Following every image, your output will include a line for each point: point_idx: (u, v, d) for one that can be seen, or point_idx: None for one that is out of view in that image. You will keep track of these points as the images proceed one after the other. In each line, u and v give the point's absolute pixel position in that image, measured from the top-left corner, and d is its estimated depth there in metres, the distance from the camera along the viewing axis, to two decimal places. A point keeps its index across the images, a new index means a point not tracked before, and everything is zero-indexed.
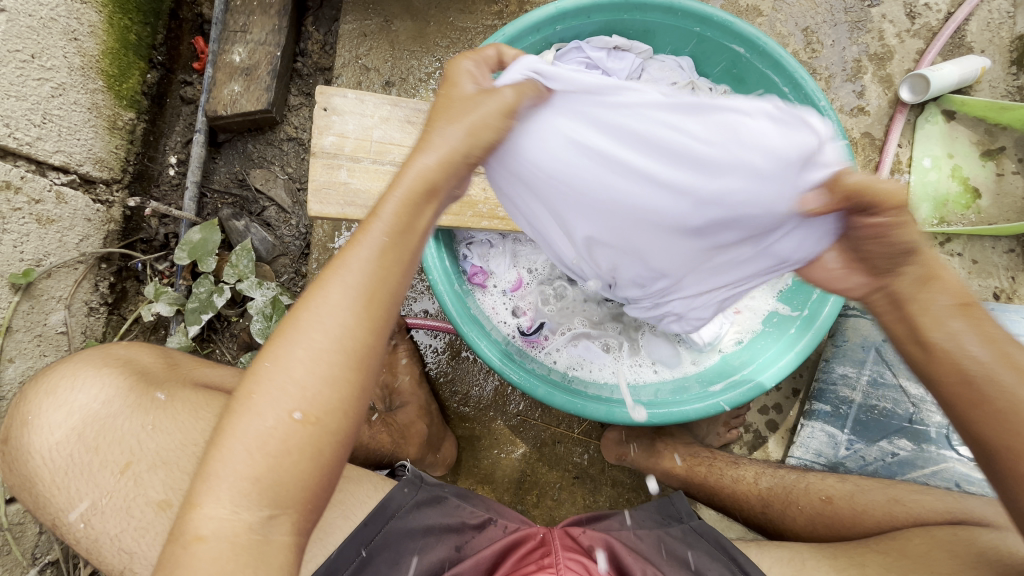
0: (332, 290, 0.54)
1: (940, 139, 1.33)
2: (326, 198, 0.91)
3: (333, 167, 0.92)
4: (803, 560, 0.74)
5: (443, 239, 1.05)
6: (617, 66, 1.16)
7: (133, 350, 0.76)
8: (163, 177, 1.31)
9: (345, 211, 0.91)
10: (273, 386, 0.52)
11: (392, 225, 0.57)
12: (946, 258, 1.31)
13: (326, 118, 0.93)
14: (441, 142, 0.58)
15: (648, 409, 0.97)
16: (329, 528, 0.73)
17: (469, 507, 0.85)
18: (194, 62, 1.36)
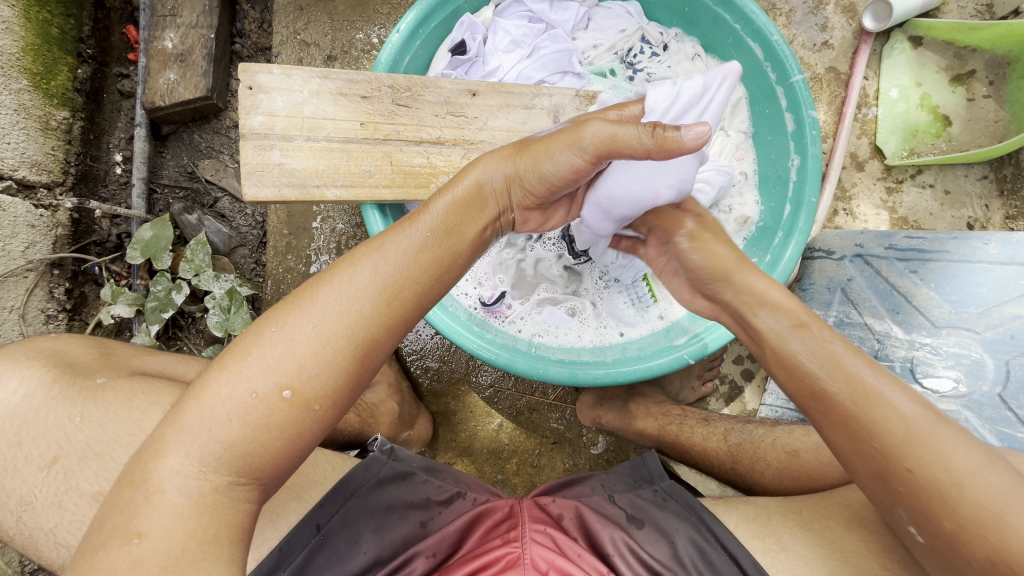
0: (366, 266, 0.60)
1: (907, 68, 1.28)
2: (261, 180, 0.88)
3: (265, 148, 0.89)
4: (769, 517, 0.74)
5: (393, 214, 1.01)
6: (560, 18, 1.11)
7: (60, 343, 0.80)
8: (110, 176, 1.27)
9: (282, 193, 0.88)
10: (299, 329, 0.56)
11: (437, 224, 0.65)
12: (918, 190, 1.27)
13: (252, 97, 0.89)
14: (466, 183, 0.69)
15: (612, 368, 0.95)
16: (282, 509, 0.74)
17: (437, 481, 0.86)
18: (128, 53, 1.31)
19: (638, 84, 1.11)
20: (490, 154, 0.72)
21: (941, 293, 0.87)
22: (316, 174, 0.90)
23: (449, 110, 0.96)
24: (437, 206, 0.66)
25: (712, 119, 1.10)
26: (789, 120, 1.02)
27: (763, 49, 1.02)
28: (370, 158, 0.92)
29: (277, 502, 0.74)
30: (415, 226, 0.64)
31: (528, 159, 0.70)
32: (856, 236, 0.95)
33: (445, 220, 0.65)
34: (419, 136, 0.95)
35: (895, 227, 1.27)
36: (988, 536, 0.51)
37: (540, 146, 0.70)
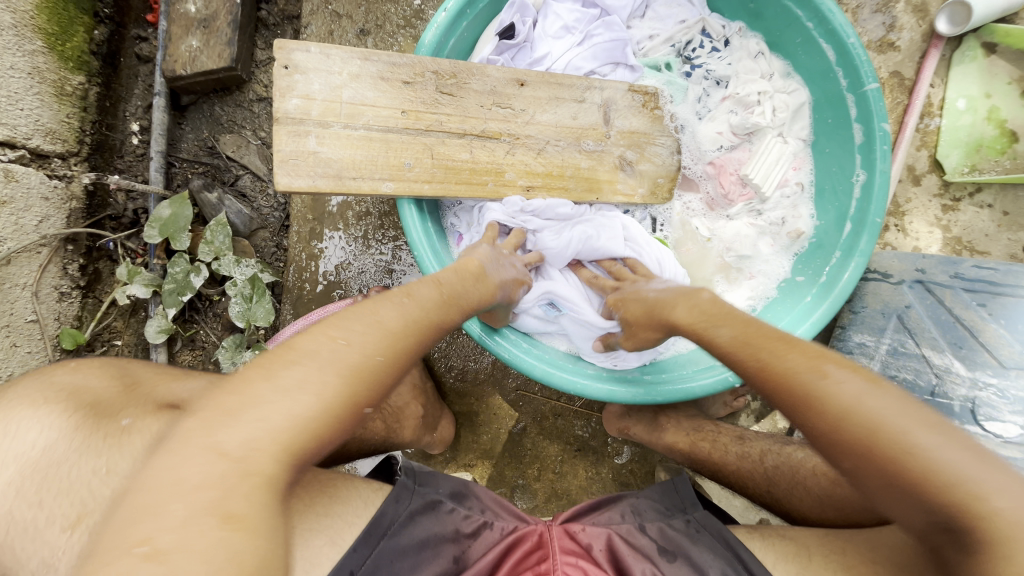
0: (326, 357, 0.58)
1: (977, 77, 1.19)
2: (295, 169, 0.82)
3: (300, 134, 0.82)
4: (810, 556, 0.68)
5: (429, 225, 0.96)
6: (617, 4, 1.07)
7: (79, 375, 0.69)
8: (126, 147, 1.21)
9: (316, 183, 0.82)
10: (240, 439, 0.51)
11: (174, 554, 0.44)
12: (975, 210, 1.20)
13: (287, 77, 0.82)
14: (204, 479, 0.48)
15: (650, 387, 0.92)
16: (317, 558, 0.62)
17: (464, 510, 0.79)
18: (146, 15, 1.23)
19: (694, 81, 1.09)
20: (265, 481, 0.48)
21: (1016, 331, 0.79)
22: (353, 165, 0.84)
23: (495, 100, 0.94)
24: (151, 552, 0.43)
25: (772, 125, 1.04)
26: (856, 132, 0.95)
27: (836, 51, 0.95)
28: (409, 150, 0.88)
29: (311, 550, 0.62)
30: (352, 325, 0.62)
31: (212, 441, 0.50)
32: (917, 261, 0.94)
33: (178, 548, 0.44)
34: (463, 127, 0.92)
35: (948, 247, 1.21)
36: (879, 438, 0.52)
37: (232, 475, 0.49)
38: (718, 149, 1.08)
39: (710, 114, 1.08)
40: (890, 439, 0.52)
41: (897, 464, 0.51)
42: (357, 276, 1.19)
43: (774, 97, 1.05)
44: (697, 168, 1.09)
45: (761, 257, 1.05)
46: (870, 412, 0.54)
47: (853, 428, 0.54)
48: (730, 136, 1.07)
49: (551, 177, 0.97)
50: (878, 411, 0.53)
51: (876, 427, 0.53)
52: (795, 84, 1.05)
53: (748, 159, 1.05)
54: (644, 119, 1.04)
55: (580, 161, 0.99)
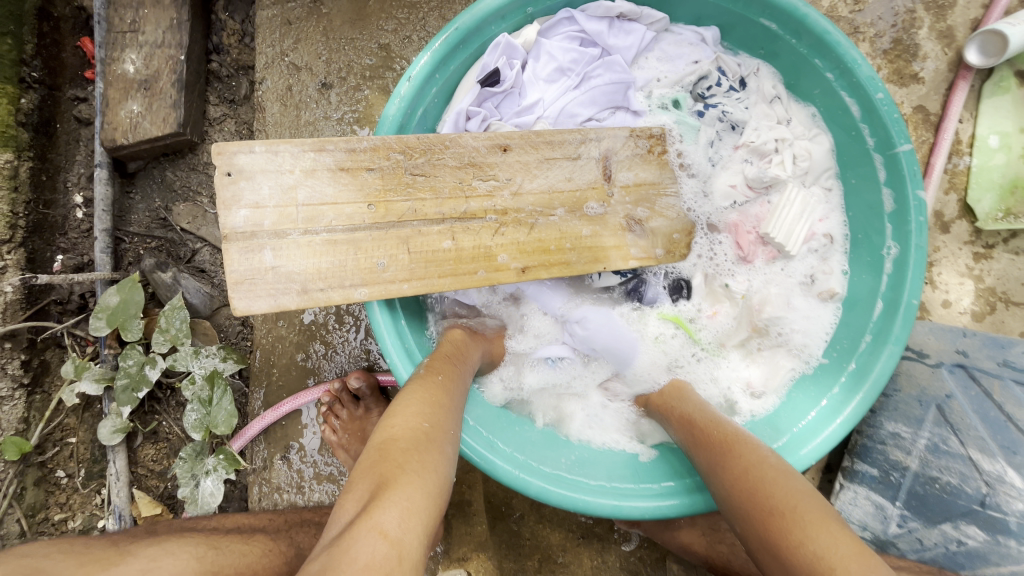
0: (429, 439, 0.64)
1: (1012, 110, 1.06)
2: (253, 291, 0.71)
3: (254, 250, 0.71)
4: None
5: (403, 320, 0.86)
6: (621, 43, 0.95)
7: None
8: (70, 222, 1.09)
9: (281, 302, 0.72)
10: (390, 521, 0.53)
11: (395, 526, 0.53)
12: (1010, 257, 1.09)
13: (232, 186, 0.70)
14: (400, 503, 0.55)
15: (661, 499, 0.81)
16: None
17: None
18: (84, 72, 1.10)
19: (708, 122, 0.96)
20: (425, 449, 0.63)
21: None
22: (318, 275, 0.73)
23: (474, 172, 0.82)
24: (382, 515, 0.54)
25: (791, 178, 0.91)
26: (886, 199, 0.84)
27: (861, 106, 0.83)
28: (383, 247, 0.76)
29: None
30: (418, 400, 0.69)
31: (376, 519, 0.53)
32: (957, 341, 0.84)
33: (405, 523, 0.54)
34: (441, 211, 0.80)
35: (981, 299, 1.10)
36: (787, 512, 0.59)
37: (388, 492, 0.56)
38: (733, 204, 0.95)
39: (724, 163, 0.96)
40: (772, 499, 0.61)
41: (784, 530, 0.58)
42: (331, 358, 1.08)
43: (794, 145, 0.92)
44: (709, 225, 0.96)
45: (798, 316, 0.92)
46: (757, 463, 0.65)
47: (758, 493, 0.62)
48: (746, 189, 0.94)
49: (549, 253, 0.86)
50: (774, 475, 0.63)
51: (767, 486, 0.62)
52: (819, 127, 0.92)
53: (768, 215, 0.92)
54: (653, 167, 0.92)
55: (579, 229, 0.87)
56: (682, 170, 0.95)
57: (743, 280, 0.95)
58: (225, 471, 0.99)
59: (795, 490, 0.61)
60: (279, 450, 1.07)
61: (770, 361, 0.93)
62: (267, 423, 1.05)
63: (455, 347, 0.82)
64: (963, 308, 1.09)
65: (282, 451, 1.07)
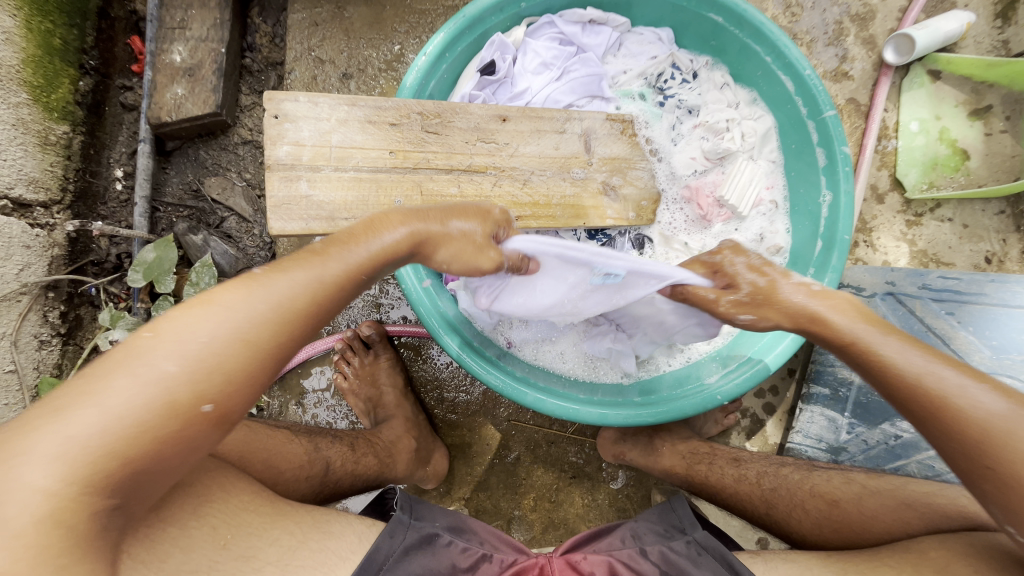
0: (239, 311, 0.55)
1: (927, 101, 1.27)
2: (288, 214, 0.84)
3: (292, 180, 0.85)
4: None
5: (415, 258, 0.96)
6: (593, 42, 1.13)
7: None
8: (110, 193, 1.21)
9: (310, 226, 0.84)
10: (112, 399, 0.48)
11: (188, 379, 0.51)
12: (937, 224, 1.27)
13: (278, 126, 0.84)
14: (193, 343, 0.52)
15: (642, 409, 0.92)
16: None
17: (462, 543, 0.77)
18: (132, 65, 1.25)
19: (668, 111, 1.14)
20: (287, 273, 0.60)
21: (982, 338, 0.84)
22: (345, 207, 0.86)
23: (479, 136, 0.97)
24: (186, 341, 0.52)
25: (742, 149, 1.08)
26: (820, 155, 1.01)
27: (794, 82, 1.02)
28: (399, 188, 0.90)
29: None
30: (289, 277, 0.59)
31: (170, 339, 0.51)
32: (886, 274, 0.96)
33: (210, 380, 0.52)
34: (449, 163, 0.95)
35: (915, 260, 1.26)
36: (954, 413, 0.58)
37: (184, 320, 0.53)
38: (693, 174, 1.11)
39: (685, 140, 1.13)
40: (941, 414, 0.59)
41: (979, 433, 0.57)
42: (345, 312, 1.19)
43: (743, 124, 1.10)
44: (673, 193, 1.12)
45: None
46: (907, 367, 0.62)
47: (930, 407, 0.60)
48: (704, 160, 1.10)
49: (538, 206, 1.00)
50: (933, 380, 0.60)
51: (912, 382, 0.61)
52: (761, 110, 1.11)
53: (723, 181, 1.07)
54: (625, 144, 1.08)
55: (565, 188, 1.02)
56: (653, 154, 1.11)
57: (698, 240, 1.11)
58: None
59: (961, 387, 0.59)
60: (294, 396, 1.17)
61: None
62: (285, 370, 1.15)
63: (463, 254, 0.71)
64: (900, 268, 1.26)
65: (298, 397, 1.17)
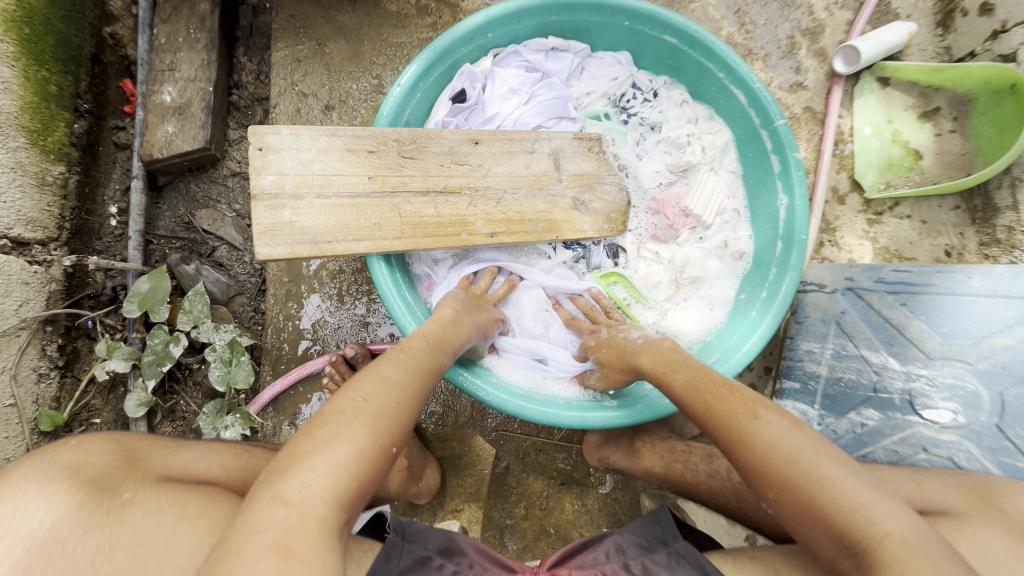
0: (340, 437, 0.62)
1: (878, 107, 1.35)
2: (273, 239, 0.89)
3: (276, 208, 0.90)
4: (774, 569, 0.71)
5: (399, 276, 1.03)
6: (556, 67, 1.21)
7: (81, 453, 0.66)
8: (105, 229, 1.28)
9: (294, 249, 0.90)
10: (322, 462, 0.59)
11: (332, 487, 0.58)
12: (897, 221, 1.33)
13: (262, 158, 0.90)
14: (332, 459, 0.60)
15: (619, 411, 0.97)
16: None
17: (453, 565, 0.79)
18: (124, 106, 1.33)
19: (632, 128, 1.22)
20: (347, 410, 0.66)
21: (932, 325, 0.88)
22: (328, 231, 0.91)
23: (454, 159, 1.04)
24: (322, 467, 0.59)
25: (703, 162, 1.16)
26: (775, 162, 1.07)
27: (746, 95, 1.09)
28: (378, 212, 0.95)
29: None
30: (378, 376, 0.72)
31: (308, 461, 0.59)
32: (845, 270, 1.02)
33: (345, 480, 0.59)
34: (425, 186, 1.01)
35: (878, 257, 1.33)
36: None
37: (304, 452, 0.60)
38: (659, 186, 1.19)
39: (649, 155, 1.20)
40: None
41: None
42: (333, 332, 1.23)
43: (703, 138, 1.18)
44: (641, 204, 1.19)
45: (713, 275, 1.13)
46: None
47: None
48: (668, 173, 1.18)
49: (512, 222, 1.06)
50: None
51: None
52: (718, 124, 1.18)
53: (687, 193, 1.16)
54: (593, 161, 1.15)
55: (538, 205, 1.08)
56: (621, 170, 1.19)
57: (669, 250, 1.15)
58: (242, 426, 1.09)
59: None
60: (287, 417, 1.20)
61: (696, 309, 1.13)
62: (278, 392, 1.19)
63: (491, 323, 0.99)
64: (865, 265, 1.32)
65: (291, 418, 1.20)
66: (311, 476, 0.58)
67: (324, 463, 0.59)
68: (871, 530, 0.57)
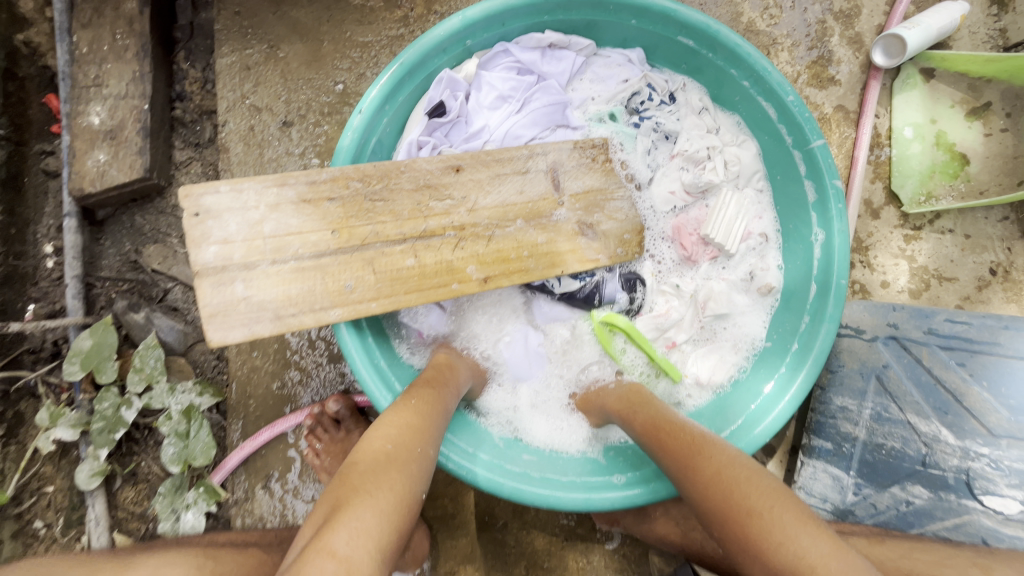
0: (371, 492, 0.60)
1: (921, 104, 1.18)
2: (226, 322, 0.74)
3: (225, 283, 0.75)
4: None
5: (370, 337, 0.89)
6: (554, 69, 1.02)
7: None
8: (41, 272, 1.13)
9: (255, 330, 0.75)
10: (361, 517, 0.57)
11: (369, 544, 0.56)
12: (938, 237, 1.18)
13: (199, 226, 0.74)
14: (361, 517, 0.57)
15: (629, 488, 0.85)
16: None
17: None
18: (51, 125, 1.15)
19: (644, 133, 1.03)
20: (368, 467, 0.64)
21: (997, 393, 0.79)
22: (288, 301, 0.77)
23: (433, 195, 0.87)
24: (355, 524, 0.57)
25: (726, 181, 1.00)
26: (809, 189, 0.93)
27: (777, 108, 0.93)
28: (349, 270, 0.81)
29: None
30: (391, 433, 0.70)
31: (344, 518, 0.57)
32: (888, 315, 0.87)
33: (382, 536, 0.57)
34: (402, 232, 0.85)
35: (915, 278, 1.18)
36: None
37: (348, 505, 0.59)
38: (673, 210, 1.03)
39: (662, 170, 1.03)
40: None
41: None
42: (306, 384, 1.10)
43: (725, 151, 1.01)
44: (654, 228, 1.03)
45: (738, 311, 0.99)
46: None
47: None
48: (684, 195, 1.01)
49: (508, 263, 0.90)
50: None
51: None
52: (744, 134, 1.02)
53: (706, 218, 0.99)
54: (597, 175, 0.98)
55: (536, 238, 0.92)
56: (630, 181, 1.02)
57: (690, 281, 1.01)
58: (206, 502, 1.03)
59: None
60: (260, 479, 1.08)
61: (718, 356, 0.98)
62: (246, 455, 1.07)
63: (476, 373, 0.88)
64: (900, 287, 1.18)
65: (264, 480, 1.08)
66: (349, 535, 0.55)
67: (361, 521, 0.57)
68: (794, 561, 0.57)
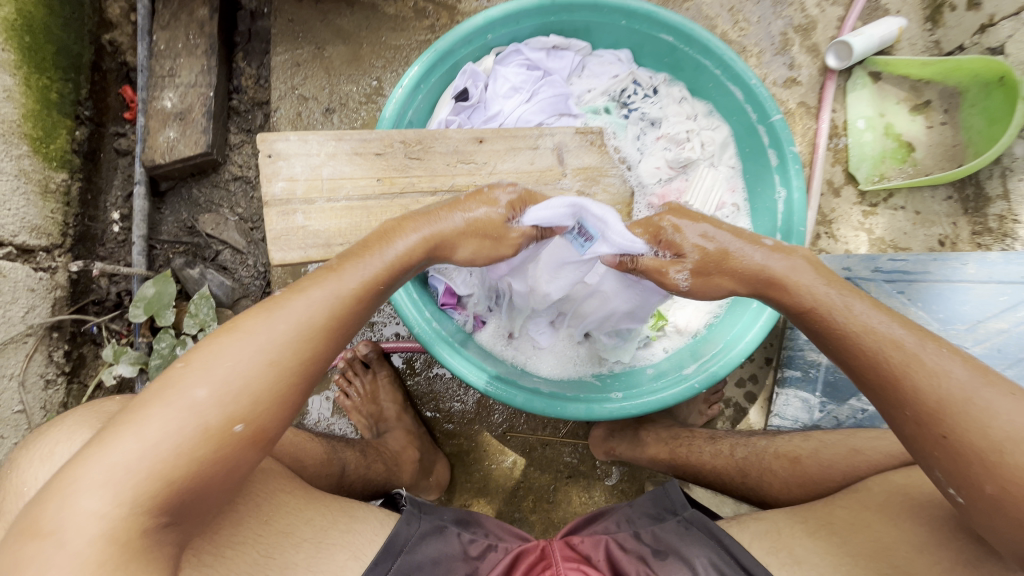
0: (260, 335, 0.60)
1: (870, 101, 1.38)
2: (286, 245, 0.91)
3: (289, 213, 0.91)
4: (780, 530, 0.73)
5: None
6: (558, 65, 1.22)
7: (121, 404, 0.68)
8: (107, 235, 1.28)
9: (307, 253, 0.92)
10: (123, 454, 0.52)
11: (150, 477, 0.52)
12: (891, 213, 1.35)
13: (272, 164, 0.92)
14: (131, 447, 0.52)
15: (626, 401, 0.98)
16: (344, 567, 0.67)
17: (469, 535, 0.80)
18: (124, 113, 1.33)
19: (632, 122, 1.21)
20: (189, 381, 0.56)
21: (930, 312, 0.94)
22: (340, 234, 0.93)
23: (459, 158, 1.05)
24: (122, 457, 0.52)
25: (702, 157, 1.18)
26: (772, 156, 1.11)
27: (743, 92, 1.12)
28: (388, 213, 0.96)
29: (336, 559, 0.67)
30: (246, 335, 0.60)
31: (102, 451, 0.52)
32: (843, 260, 1.02)
33: (167, 478, 0.53)
34: (433, 185, 1.01)
35: (874, 249, 1.35)
36: None
37: (119, 432, 0.53)
38: (659, 181, 1.18)
39: (650, 151, 1.19)
40: None
41: None
42: None
43: (701, 134, 1.19)
44: (642, 201, 1.18)
45: None
46: None
47: None
48: (668, 169, 1.17)
49: None
50: None
51: None
52: (717, 121, 1.21)
53: (687, 189, 1.17)
54: (595, 154, 1.13)
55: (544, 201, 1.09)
56: (623, 163, 1.17)
57: None
58: None
59: None
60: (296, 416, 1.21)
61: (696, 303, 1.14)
62: None
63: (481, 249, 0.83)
64: None
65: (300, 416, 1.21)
66: (117, 461, 0.51)
67: (135, 453, 0.52)
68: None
